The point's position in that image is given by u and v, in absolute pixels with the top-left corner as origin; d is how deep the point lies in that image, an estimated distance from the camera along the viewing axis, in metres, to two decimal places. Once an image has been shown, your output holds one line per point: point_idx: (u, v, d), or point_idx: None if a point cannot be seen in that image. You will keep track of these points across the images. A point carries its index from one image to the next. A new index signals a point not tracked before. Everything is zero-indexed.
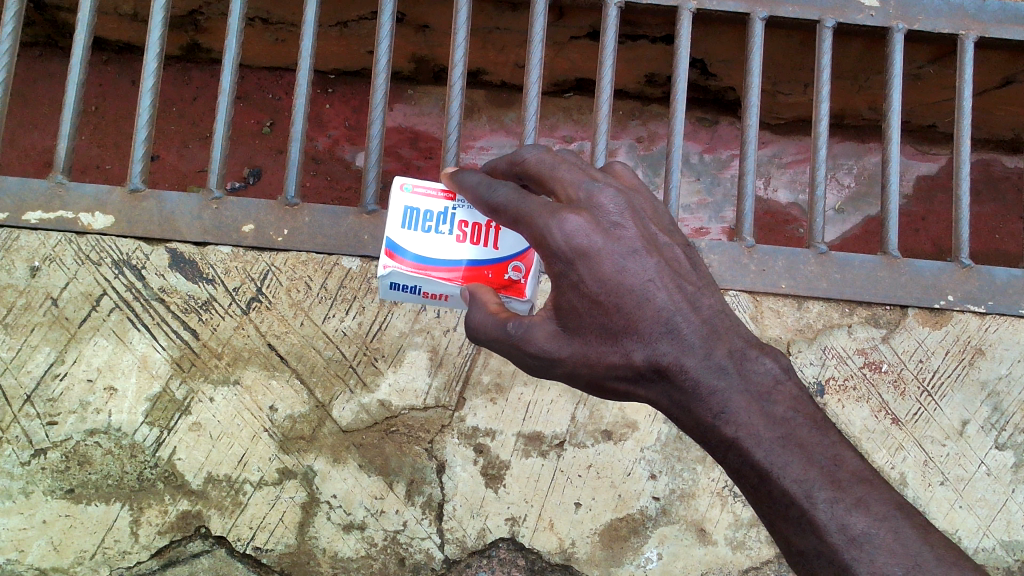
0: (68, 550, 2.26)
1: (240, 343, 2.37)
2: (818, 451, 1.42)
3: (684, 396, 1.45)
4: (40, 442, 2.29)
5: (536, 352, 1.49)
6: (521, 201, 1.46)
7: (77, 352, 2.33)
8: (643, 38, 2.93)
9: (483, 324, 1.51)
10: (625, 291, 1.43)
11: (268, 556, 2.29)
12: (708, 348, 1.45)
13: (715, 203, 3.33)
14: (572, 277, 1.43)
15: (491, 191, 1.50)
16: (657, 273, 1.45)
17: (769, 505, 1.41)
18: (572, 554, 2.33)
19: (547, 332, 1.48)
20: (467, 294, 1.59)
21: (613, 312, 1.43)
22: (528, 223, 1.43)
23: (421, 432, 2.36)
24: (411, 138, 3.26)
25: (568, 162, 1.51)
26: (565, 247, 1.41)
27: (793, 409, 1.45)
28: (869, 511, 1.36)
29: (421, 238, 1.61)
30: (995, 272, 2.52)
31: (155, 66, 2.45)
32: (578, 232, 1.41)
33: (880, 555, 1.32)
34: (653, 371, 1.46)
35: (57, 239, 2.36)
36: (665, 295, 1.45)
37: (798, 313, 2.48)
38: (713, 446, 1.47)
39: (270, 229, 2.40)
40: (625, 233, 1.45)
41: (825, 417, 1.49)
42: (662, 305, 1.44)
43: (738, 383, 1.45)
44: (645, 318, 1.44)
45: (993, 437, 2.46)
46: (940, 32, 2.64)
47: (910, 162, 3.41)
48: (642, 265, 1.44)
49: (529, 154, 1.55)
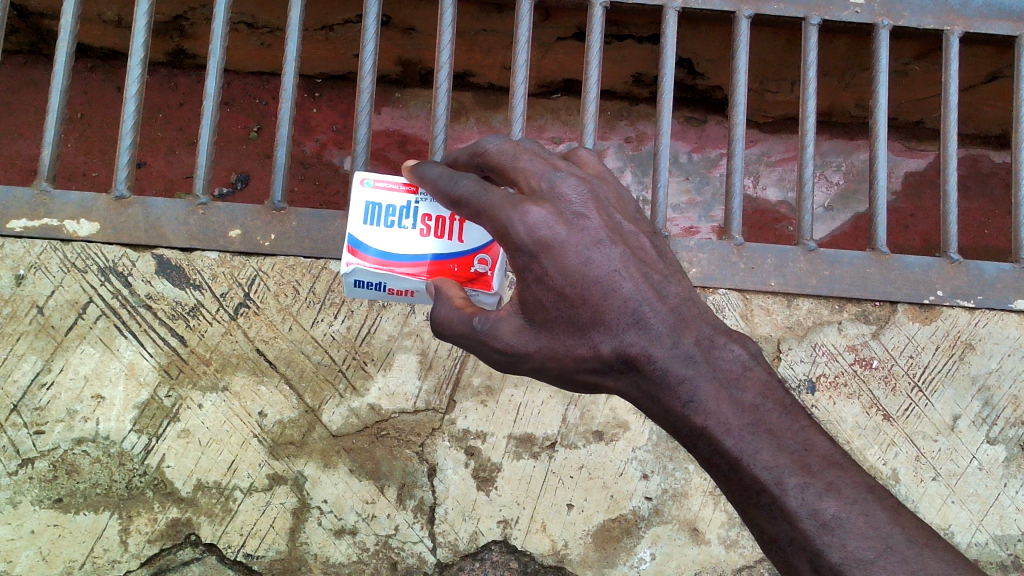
0: (57, 560, 2.24)
1: (228, 348, 2.36)
2: (788, 437, 1.40)
3: (653, 385, 1.45)
4: (28, 452, 2.27)
5: (502, 347, 1.48)
6: (482, 193, 1.45)
7: (64, 360, 2.31)
8: (629, 38, 2.94)
9: (450, 319, 1.51)
10: (591, 282, 1.42)
11: (260, 563, 2.28)
12: (675, 337, 1.45)
13: (704, 202, 3.33)
14: (536, 270, 1.42)
15: (451, 183, 1.50)
16: (623, 263, 1.45)
17: (740, 494, 1.40)
18: (565, 556, 2.32)
19: (513, 327, 1.47)
20: (431, 289, 1.58)
21: (579, 305, 1.42)
22: (490, 216, 1.43)
23: (411, 435, 2.35)
24: (398, 141, 3.25)
25: (530, 152, 1.52)
26: (528, 240, 1.40)
27: (762, 396, 1.44)
28: (841, 495, 1.34)
29: (384, 234, 1.60)
30: (983, 266, 2.52)
31: (139, 72, 2.43)
32: (541, 224, 1.41)
33: (851, 539, 1.31)
34: (621, 362, 1.45)
35: (41, 246, 2.34)
36: (631, 284, 1.44)
37: (787, 311, 2.48)
38: (683, 435, 1.45)
39: (257, 234, 2.38)
40: (589, 224, 1.44)
41: (796, 403, 1.47)
42: (629, 295, 1.44)
43: (707, 372, 1.44)
44: (612, 309, 1.43)
45: (984, 432, 2.46)
46: (925, 28, 2.65)
47: (898, 159, 3.41)
48: (606, 255, 1.44)
49: (492, 146, 1.55)
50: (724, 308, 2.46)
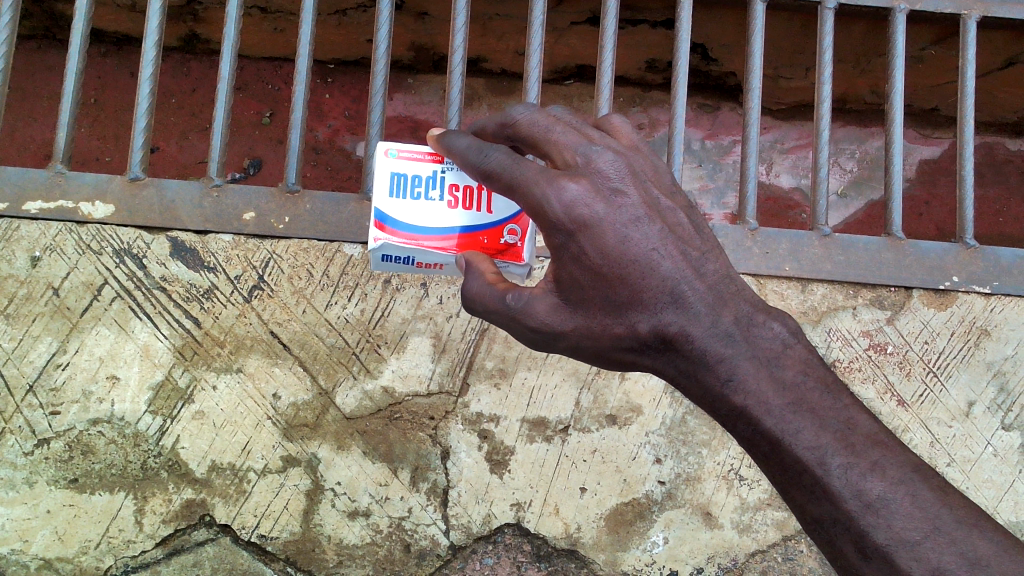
0: (73, 540, 2.26)
1: (242, 331, 2.36)
2: (830, 416, 1.40)
3: (690, 361, 1.45)
4: (44, 432, 2.28)
5: (536, 325, 1.48)
6: (515, 166, 1.42)
7: (79, 341, 2.32)
8: (643, 24, 2.96)
9: (482, 294, 1.51)
10: (629, 260, 1.41)
11: (273, 544, 2.29)
12: (714, 316, 1.45)
13: (717, 189, 3.32)
14: (573, 248, 1.41)
15: (482, 156, 1.47)
16: (661, 241, 1.44)
17: (781, 472, 1.40)
18: (578, 539, 2.33)
19: (548, 306, 1.47)
20: (461, 263, 1.58)
21: (618, 284, 1.42)
22: (524, 190, 1.40)
23: (425, 418, 2.35)
24: (411, 127, 3.25)
25: (562, 123, 1.50)
26: (565, 217, 1.38)
27: (802, 373, 1.43)
28: (885, 475, 1.33)
29: (411, 207, 1.59)
30: (1000, 252, 2.51)
31: (154, 55, 2.45)
32: (578, 201, 1.39)
33: (897, 520, 1.30)
34: (659, 340, 1.45)
35: (57, 228, 2.36)
36: (670, 262, 1.43)
37: (802, 296, 2.47)
38: (722, 415, 1.45)
39: (271, 216, 2.40)
40: (627, 201, 1.43)
41: (836, 381, 1.47)
42: (667, 273, 1.43)
43: (745, 350, 1.44)
44: (651, 288, 1.42)
45: (1000, 418, 2.44)
46: (942, 11, 2.65)
47: (913, 147, 3.39)
48: (644, 233, 1.42)
49: (522, 116, 1.52)
50: None
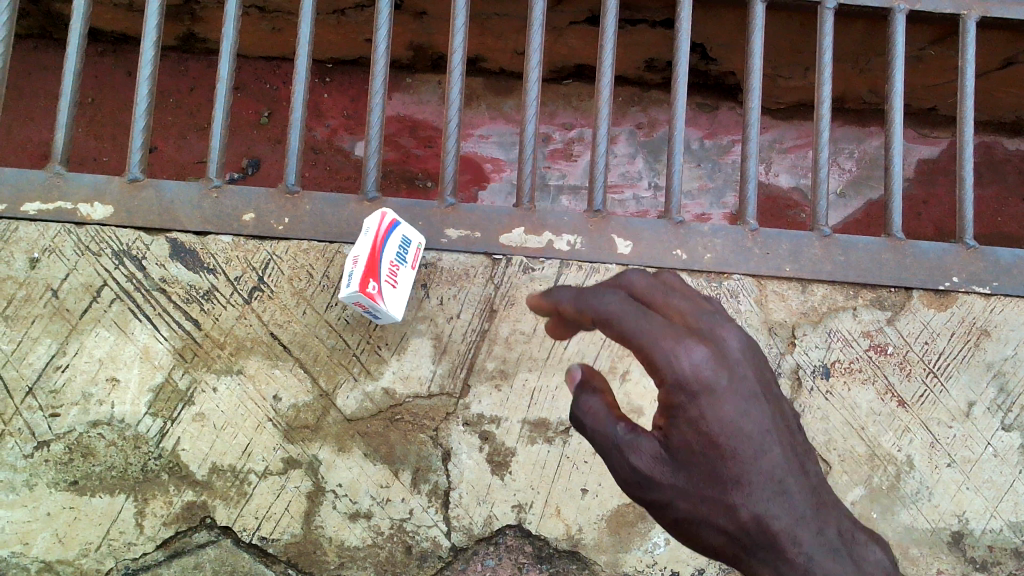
0: (73, 543, 2.25)
1: (242, 333, 2.35)
2: (837, 528, 1.31)
3: (753, 517, 1.29)
4: (43, 435, 2.27)
5: (634, 473, 1.38)
6: (637, 317, 1.40)
7: (79, 343, 2.31)
8: (642, 23, 2.96)
9: (593, 413, 1.45)
10: (743, 436, 1.31)
11: (275, 546, 2.28)
12: (801, 461, 1.34)
13: (716, 188, 3.32)
14: (689, 411, 1.32)
15: (599, 299, 1.47)
16: (771, 419, 1.35)
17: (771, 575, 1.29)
18: (579, 540, 2.33)
19: (652, 454, 1.37)
20: (533, 302, 1.69)
21: (728, 450, 1.30)
22: (647, 344, 1.36)
23: (426, 420, 2.35)
24: (409, 127, 3.25)
25: (678, 291, 1.48)
26: (689, 378, 1.32)
27: (812, 495, 1.32)
28: None
29: None
30: (999, 253, 2.51)
31: (152, 55, 2.44)
32: (704, 365, 1.33)
33: None
34: (757, 536, 1.29)
35: (56, 229, 2.35)
36: (780, 450, 1.33)
37: (802, 297, 2.47)
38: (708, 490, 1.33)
39: (271, 217, 2.40)
40: (744, 377, 1.37)
41: (830, 493, 1.37)
42: (777, 466, 1.31)
43: (787, 474, 1.32)
44: (756, 477, 1.30)
45: (999, 419, 2.44)
46: (941, 12, 2.66)
47: (912, 146, 3.39)
48: (756, 417, 1.33)
49: (631, 293, 1.48)
50: (740, 293, 2.45)
